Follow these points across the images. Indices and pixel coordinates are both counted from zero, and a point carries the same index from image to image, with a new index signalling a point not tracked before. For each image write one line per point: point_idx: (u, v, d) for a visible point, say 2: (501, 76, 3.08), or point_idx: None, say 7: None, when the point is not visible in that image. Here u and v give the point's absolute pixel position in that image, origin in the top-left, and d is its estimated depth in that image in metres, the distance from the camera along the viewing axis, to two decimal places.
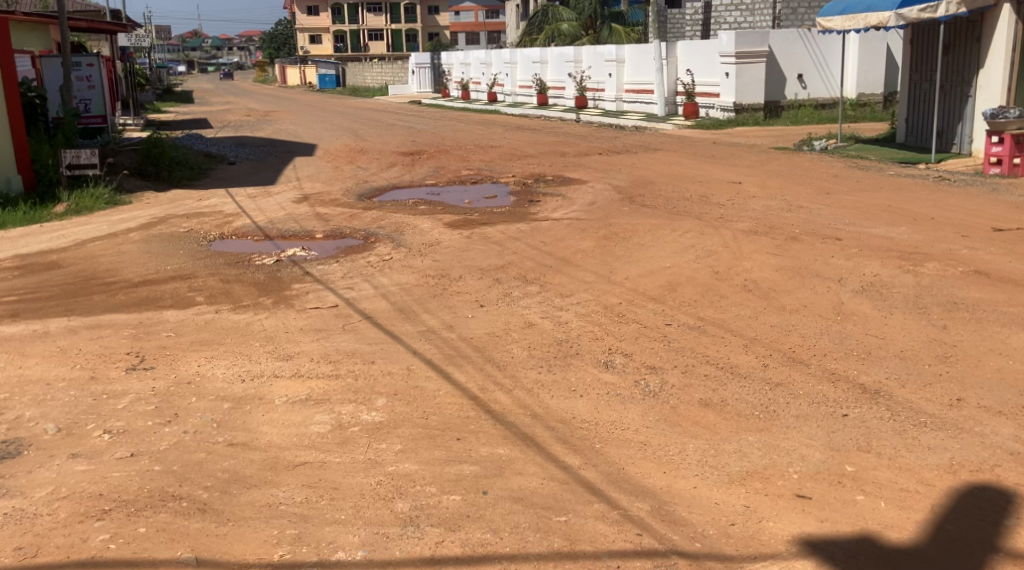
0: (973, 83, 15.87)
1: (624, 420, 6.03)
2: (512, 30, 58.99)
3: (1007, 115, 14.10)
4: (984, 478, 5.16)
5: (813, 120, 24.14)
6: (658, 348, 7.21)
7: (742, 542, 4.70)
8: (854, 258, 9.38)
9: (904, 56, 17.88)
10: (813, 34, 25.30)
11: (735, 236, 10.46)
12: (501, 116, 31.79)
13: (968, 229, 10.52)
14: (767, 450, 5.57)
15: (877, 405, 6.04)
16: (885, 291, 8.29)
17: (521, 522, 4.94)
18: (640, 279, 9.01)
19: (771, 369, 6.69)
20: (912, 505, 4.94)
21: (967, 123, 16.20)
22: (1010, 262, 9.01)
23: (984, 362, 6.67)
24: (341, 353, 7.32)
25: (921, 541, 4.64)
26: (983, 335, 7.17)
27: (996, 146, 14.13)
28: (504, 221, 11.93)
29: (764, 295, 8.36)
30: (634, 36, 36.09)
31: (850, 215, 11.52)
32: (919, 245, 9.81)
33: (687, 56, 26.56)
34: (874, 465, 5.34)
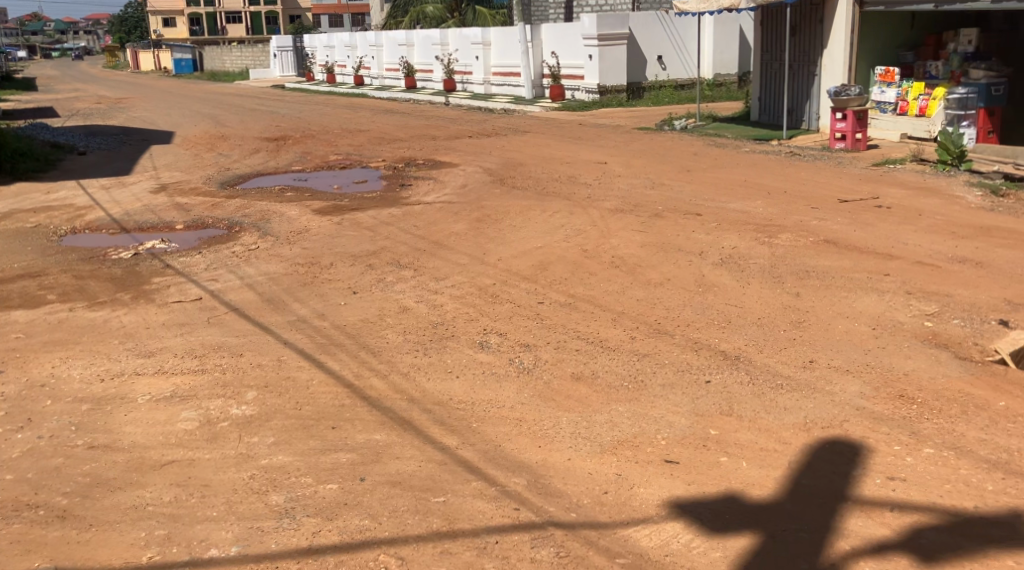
0: (817, 63, 16.79)
1: (500, 398, 6.12)
2: (376, 13, 58.03)
3: (850, 92, 14.73)
4: (835, 432, 5.45)
5: (673, 101, 24.85)
6: (530, 326, 7.34)
7: (615, 509, 4.84)
8: (714, 231, 9.74)
9: (756, 37, 18.57)
10: (671, 17, 25.93)
11: (602, 215, 10.69)
12: (368, 100, 31.45)
13: (818, 201, 11.05)
14: (635, 419, 5.76)
15: (736, 370, 6.34)
16: (743, 262, 8.64)
17: (399, 506, 4.96)
18: (512, 260, 9.11)
19: (639, 341, 6.90)
20: (771, 462, 5.17)
21: (814, 101, 17.09)
22: (855, 231, 9.53)
23: (833, 325, 7.07)
24: (208, 347, 7.16)
25: (779, 496, 4.85)
26: (832, 300, 7.58)
27: (840, 122, 14.90)
28: (374, 206, 11.87)
29: (631, 271, 8.59)
30: (497, 19, 36.12)
31: (711, 191, 11.93)
32: (773, 218, 10.25)
33: (551, 39, 26.87)
34: (736, 427, 5.58)
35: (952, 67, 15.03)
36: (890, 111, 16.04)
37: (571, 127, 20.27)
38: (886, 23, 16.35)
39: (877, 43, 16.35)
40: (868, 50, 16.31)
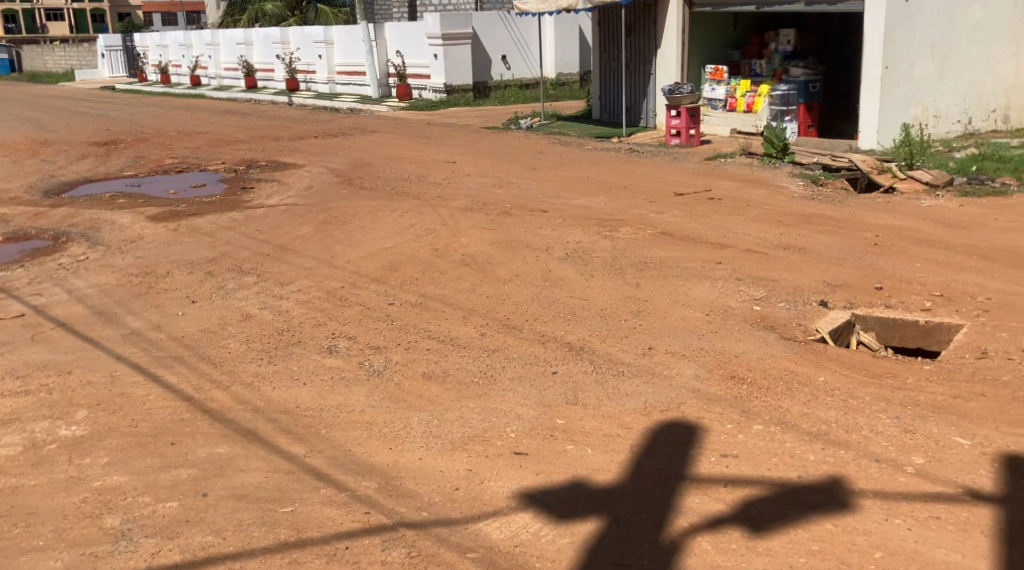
0: (652, 62, 17.43)
1: (349, 402, 6.10)
2: (212, 11, 56.28)
3: (682, 91, 15.43)
4: (674, 415, 5.68)
5: (518, 100, 25.21)
6: (379, 327, 7.33)
7: (466, 504, 4.88)
8: (559, 227, 9.96)
9: (594, 37, 19.08)
10: (512, 17, 26.26)
11: (451, 214, 10.76)
12: (206, 100, 30.50)
13: (657, 195, 11.46)
14: (485, 414, 5.84)
15: (581, 360, 6.52)
16: (588, 256, 8.88)
17: (245, 519, 4.86)
18: (359, 262, 9.06)
19: (488, 337, 7.00)
20: (615, 447, 5.33)
21: (651, 99, 17.73)
22: (692, 223, 9.94)
23: (672, 313, 7.36)
24: (32, 366, 6.82)
25: (623, 479, 5.00)
26: (671, 289, 7.89)
27: (675, 119, 15.46)
28: (213, 210, 11.56)
29: (479, 268, 8.69)
30: (339, 18, 35.68)
31: (555, 188, 12.18)
32: (616, 212, 10.57)
33: (395, 38, 26.79)
34: (582, 416, 5.74)
35: (773, 65, 15.97)
36: (720, 107, 16.77)
37: (418, 126, 20.26)
38: (714, 24, 17.10)
39: (708, 43, 17.07)
40: (699, 50, 17.03)
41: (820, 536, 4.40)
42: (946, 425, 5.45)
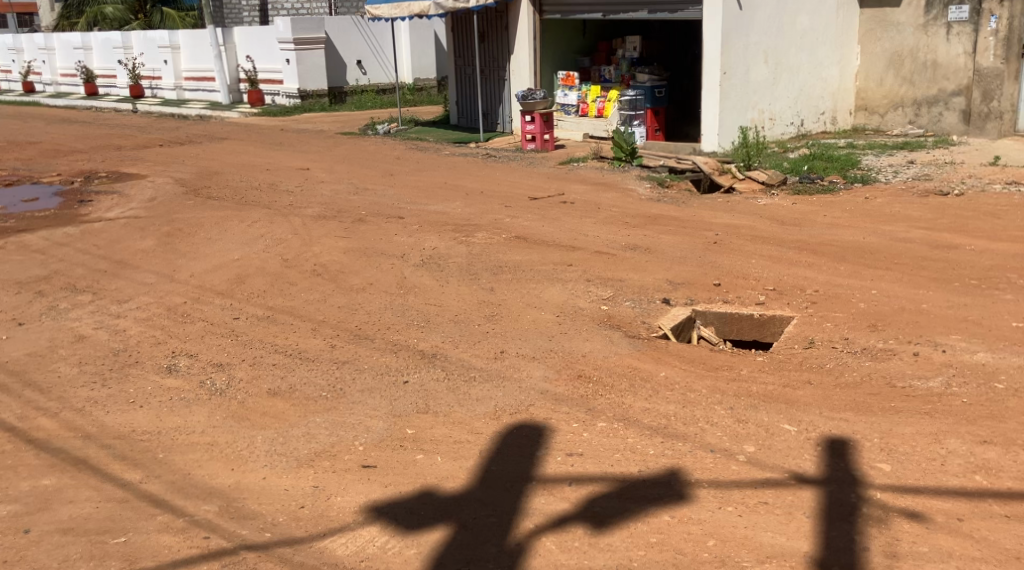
0: (506, 68, 17.63)
1: (189, 423, 5.93)
2: (47, 15, 53.45)
3: (535, 96, 15.55)
4: (523, 417, 5.76)
5: (375, 105, 25.03)
6: (224, 343, 7.16)
7: (311, 521, 4.82)
8: (414, 234, 9.95)
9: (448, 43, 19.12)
10: (366, 22, 26.03)
11: (303, 222, 10.60)
12: (43, 108, 29.04)
13: (511, 200, 11.60)
14: (333, 428, 5.78)
15: (432, 367, 6.53)
16: (442, 262, 8.90)
17: (72, 553, 4.66)
18: (206, 275, 8.82)
19: (338, 349, 6.94)
20: (463, 454, 5.36)
21: (506, 105, 17.93)
22: (545, 227, 10.10)
23: (524, 316, 7.46)
24: None
25: (471, 485, 5.04)
26: (523, 292, 8.00)
27: (530, 125, 15.68)
28: (47, 226, 11.03)
29: (331, 278, 8.59)
30: (186, 20, 34.54)
31: (410, 194, 12.16)
32: (471, 217, 10.63)
33: (245, 42, 26.17)
34: (431, 424, 5.75)
35: (621, 71, 16.45)
36: (573, 112, 17.14)
37: (270, 133, 19.84)
38: (563, 30, 17.43)
39: (558, 48, 17.38)
40: (550, 56, 17.32)
41: (657, 528, 4.55)
42: (777, 413, 5.75)
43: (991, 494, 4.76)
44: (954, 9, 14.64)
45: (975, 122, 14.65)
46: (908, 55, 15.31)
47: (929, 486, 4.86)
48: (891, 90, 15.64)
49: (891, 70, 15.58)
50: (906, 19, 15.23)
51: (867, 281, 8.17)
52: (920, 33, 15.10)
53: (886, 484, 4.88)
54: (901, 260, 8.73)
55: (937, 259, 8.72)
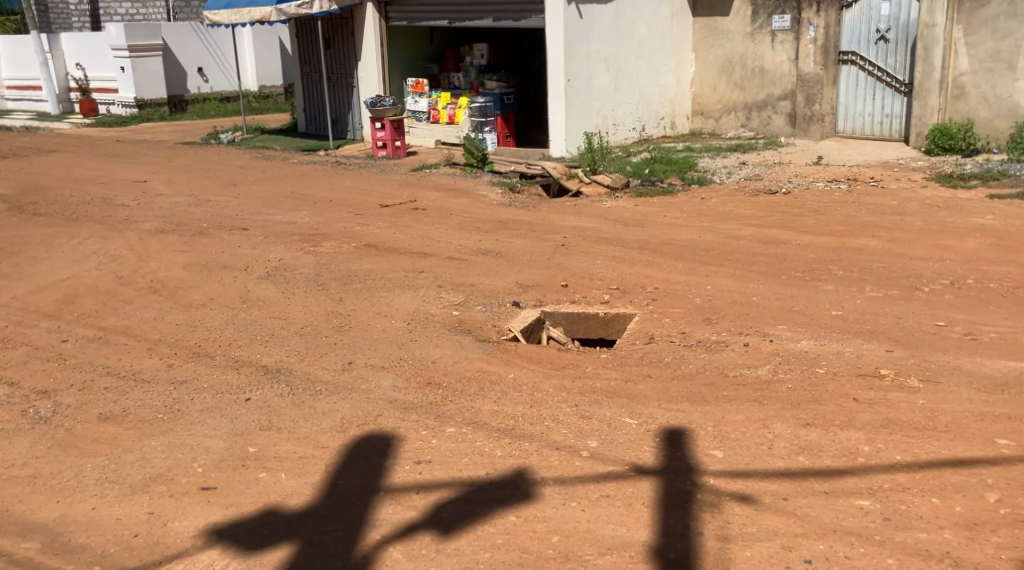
0: (354, 75, 17.52)
1: (10, 456, 5.63)
2: None
3: (384, 104, 15.47)
4: (369, 428, 5.73)
5: (219, 114, 24.37)
6: (52, 369, 6.82)
7: (147, 550, 4.67)
8: (259, 245, 9.75)
9: (293, 49, 18.79)
10: (205, 27, 25.29)
11: (140, 237, 10.22)
12: None
13: (360, 208, 11.52)
14: (169, 451, 5.60)
15: (277, 383, 6.42)
16: (288, 274, 8.76)
17: None
18: (32, 297, 8.39)
19: (176, 369, 6.72)
20: (308, 469, 5.30)
21: (355, 112, 17.81)
22: (393, 234, 10.08)
23: (373, 325, 7.42)
24: None
25: (315, 500, 4.98)
26: (372, 301, 7.96)
27: (379, 132, 15.57)
28: None
29: (170, 294, 8.32)
30: (8, 27, 32.66)
31: (254, 204, 11.90)
32: (318, 227, 10.49)
33: (75, 49, 24.99)
34: (275, 441, 5.66)
35: (470, 78, 16.51)
36: (424, 119, 17.13)
37: (105, 144, 19.01)
38: (408, 37, 17.40)
39: (404, 55, 17.35)
40: (396, 62, 17.26)
41: (503, 529, 4.63)
42: (619, 408, 5.94)
43: (813, 473, 5.10)
44: (776, 18, 15.41)
45: (800, 124, 15.48)
46: (738, 61, 16.03)
47: (758, 468, 5.15)
48: (723, 95, 16.35)
49: (722, 76, 16.29)
50: (734, 27, 15.96)
51: (704, 277, 8.52)
52: (748, 41, 15.84)
53: (719, 470, 5.15)
54: (734, 256, 9.15)
55: (768, 254, 9.19)
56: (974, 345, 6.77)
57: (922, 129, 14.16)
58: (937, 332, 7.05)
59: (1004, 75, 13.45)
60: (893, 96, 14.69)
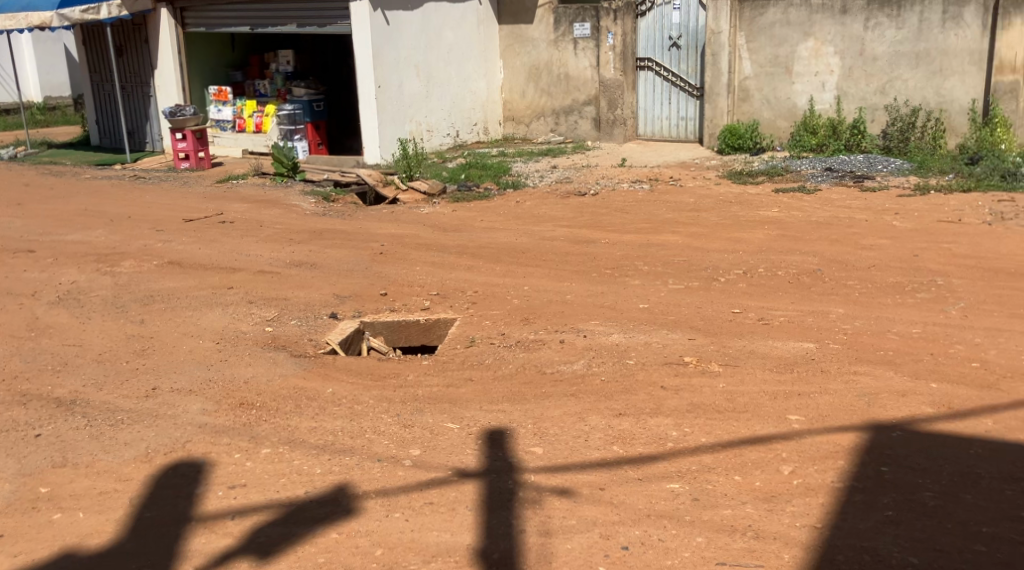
0: (150, 84, 16.77)
1: None
2: None
3: (184, 113, 14.83)
4: (177, 456, 5.46)
5: None
6: None
7: None
8: (49, 269, 9.13)
9: (79, 57, 17.77)
10: None
11: None
12: None
13: (161, 224, 11.00)
14: None
15: (72, 416, 6.01)
16: (83, 297, 8.24)
17: None
18: None
19: None
20: (109, 505, 4.98)
21: (154, 122, 17.07)
22: (198, 249, 9.68)
23: (179, 347, 7.09)
24: None
25: (119, 537, 4.69)
26: (176, 321, 7.61)
27: (181, 143, 14.91)
28: None
29: None
30: None
31: (42, 225, 11.14)
32: (116, 245, 9.94)
33: None
34: (71, 478, 5.29)
35: (276, 85, 16.08)
36: (229, 129, 16.45)
37: None
38: (208, 43, 16.77)
39: (204, 63, 16.70)
40: (196, 70, 16.60)
41: (325, 547, 4.51)
42: (440, 413, 5.92)
43: (627, 461, 5.27)
44: (577, 26, 15.85)
45: (605, 129, 15.94)
46: (543, 68, 16.37)
47: (575, 462, 5.27)
48: (532, 101, 16.64)
49: (530, 83, 16.59)
50: (539, 35, 16.29)
51: (518, 278, 8.63)
52: (552, 48, 16.19)
53: (539, 466, 5.22)
54: (547, 256, 9.32)
55: (579, 253, 9.42)
56: (766, 329, 7.18)
57: (714, 130, 14.92)
58: (733, 318, 7.44)
59: (782, 79, 14.34)
60: (686, 99, 15.41)
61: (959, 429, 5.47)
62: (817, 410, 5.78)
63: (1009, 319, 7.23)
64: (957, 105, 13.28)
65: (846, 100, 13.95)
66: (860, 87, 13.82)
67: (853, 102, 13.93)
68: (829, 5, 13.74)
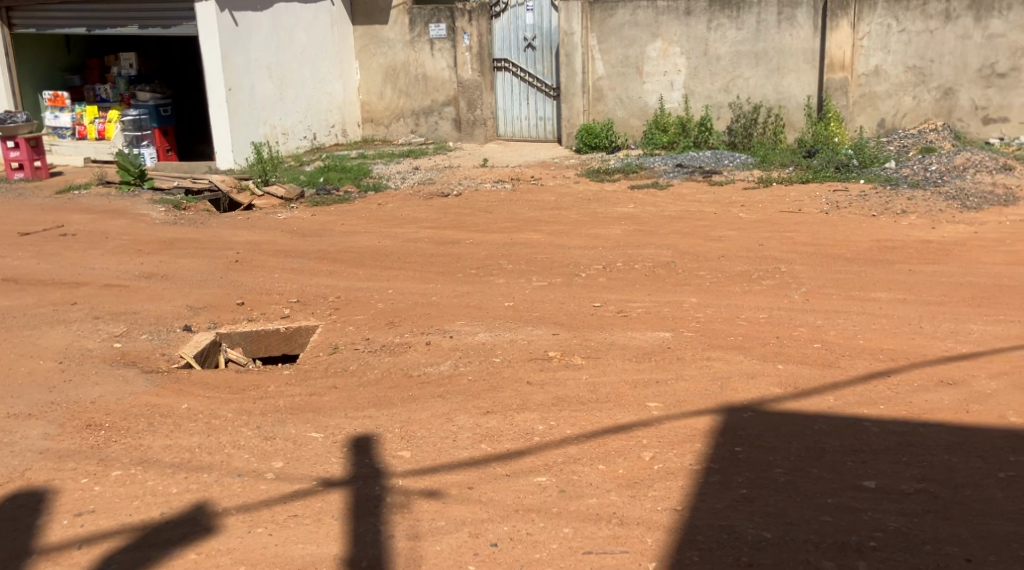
0: None
1: None
2: None
3: (16, 119, 14.07)
4: (17, 486, 5.15)
5: None
6: None
7: None
8: None
9: None
10: None
11: None
12: None
13: None
14: None
15: None
16: None
17: None
18: None
19: None
20: None
21: None
22: (37, 265, 9.19)
23: (17, 369, 6.70)
24: None
25: None
26: (14, 342, 7.19)
27: (14, 151, 14.08)
28: None
29: None
30: None
31: None
32: None
33: None
34: None
35: (120, 90, 15.46)
36: (69, 136, 15.74)
37: None
38: (42, 46, 16.00)
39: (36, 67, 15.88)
40: (29, 74, 15.77)
41: None
42: (302, 423, 5.80)
43: (494, 458, 5.28)
44: (432, 27, 15.83)
45: (465, 129, 15.97)
46: (400, 68, 16.27)
47: (443, 462, 5.25)
48: (390, 102, 16.51)
49: (387, 83, 16.46)
50: (394, 35, 16.18)
51: (380, 282, 8.55)
52: (408, 49, 16.11)
53: (407, 470, 5.18)
54: (410, 258, 9.27)
55: (442, 254, 9.40)
56: (626, 321, 7.34)
57: (571, 130, 15.16)
58: (594, 312, 7.57)
59: (633, 79, 14.70)
60: (542, 99, 15.60)
61: (807, 406, 5.72)
62: (676, 397, 5.94)
63: (848, 301, 7.62)
64: (795, 102, 13.91)
65: (693, 98, 14.41)
66: (706, 86, 14.30)
67: (700, 101, 14.40)
68: (674, 7, 14.16)
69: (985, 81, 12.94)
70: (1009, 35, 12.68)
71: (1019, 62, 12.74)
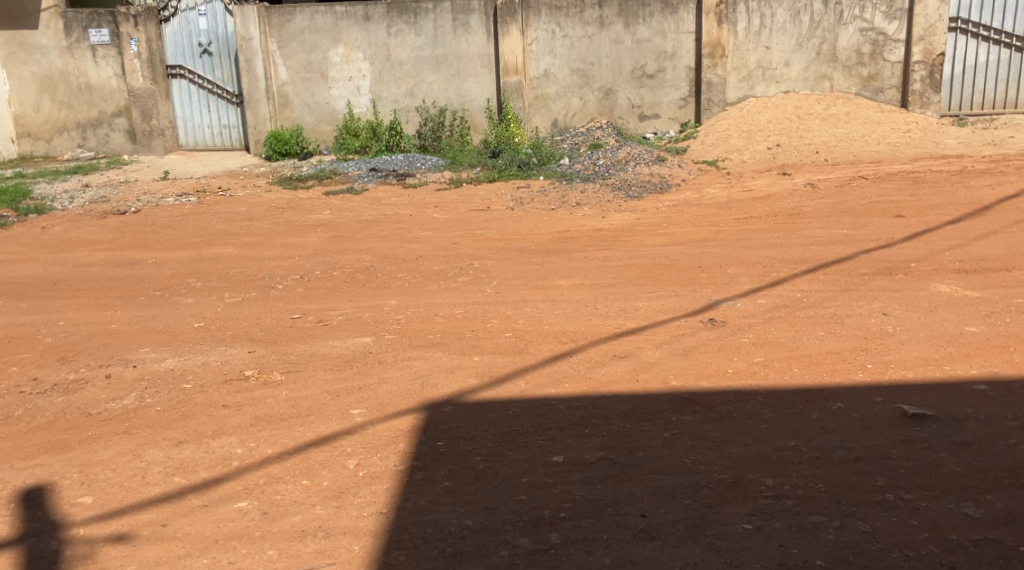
0: None
1: None
2: None
3: None
4: None
5: None
6: None
7: None
8: None
9: None
10: None
11: None
12: None
13: None
14: None
15: None
16: None
17: None
18: None
19: None
20: None
21: None
22: None
23: None
24: None
25: None
26: None
27: None
28: None
29: None
30: None
31: None
32: None
33: None
34: None
35: None
36: None
37: None
38: None
39: None
40: None
41: None
42: None
43: (189, 490, 5.06)
44: (93, 32, 14.78)
45: (141, 140, 15.12)
46: (59, 78, 15.04)
47: (132, 503, 4.96)
48: (51, 114, 15.21)
49: (43, 94, 15.12)
50: (48, 41, 14.90)
51: (51, 313, 7.91)
52: (66, 56, 14.93)
53: (89, 517, 4.84)
54: (85, 285, 8.63)
55: (121, 277, 8.85)
56: (325, 330, 7.28)
57: (258, 137, 14.71)
58: (292, 324, 7.44)
59: (318, 84, 14.57)
60: (225, 107, 15.19)
61: (499, 394, 5.97)
62: (376, 401, 5.98)
63: (534, 290, 8.01)
64: (477, 104, 14.44)
65: (380, 103, 14.54)
66: (392, 90, 14.47)
67: (388, 104, 14.54)
68: (352, 12, 14.20)
69: (638, 82, 14.09)
70: (654, 39, 13.93)
71: (664, 63, 14.04)
